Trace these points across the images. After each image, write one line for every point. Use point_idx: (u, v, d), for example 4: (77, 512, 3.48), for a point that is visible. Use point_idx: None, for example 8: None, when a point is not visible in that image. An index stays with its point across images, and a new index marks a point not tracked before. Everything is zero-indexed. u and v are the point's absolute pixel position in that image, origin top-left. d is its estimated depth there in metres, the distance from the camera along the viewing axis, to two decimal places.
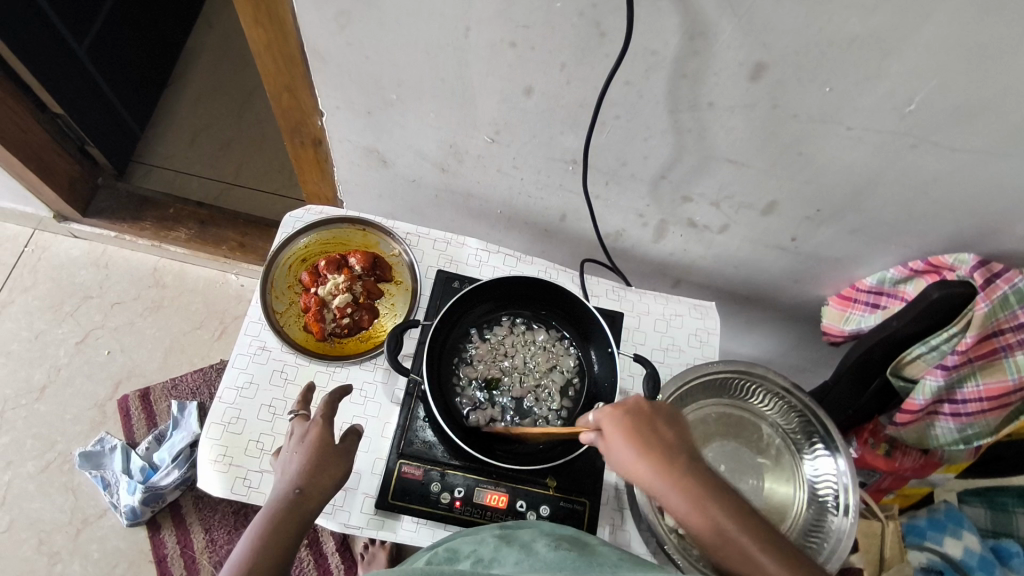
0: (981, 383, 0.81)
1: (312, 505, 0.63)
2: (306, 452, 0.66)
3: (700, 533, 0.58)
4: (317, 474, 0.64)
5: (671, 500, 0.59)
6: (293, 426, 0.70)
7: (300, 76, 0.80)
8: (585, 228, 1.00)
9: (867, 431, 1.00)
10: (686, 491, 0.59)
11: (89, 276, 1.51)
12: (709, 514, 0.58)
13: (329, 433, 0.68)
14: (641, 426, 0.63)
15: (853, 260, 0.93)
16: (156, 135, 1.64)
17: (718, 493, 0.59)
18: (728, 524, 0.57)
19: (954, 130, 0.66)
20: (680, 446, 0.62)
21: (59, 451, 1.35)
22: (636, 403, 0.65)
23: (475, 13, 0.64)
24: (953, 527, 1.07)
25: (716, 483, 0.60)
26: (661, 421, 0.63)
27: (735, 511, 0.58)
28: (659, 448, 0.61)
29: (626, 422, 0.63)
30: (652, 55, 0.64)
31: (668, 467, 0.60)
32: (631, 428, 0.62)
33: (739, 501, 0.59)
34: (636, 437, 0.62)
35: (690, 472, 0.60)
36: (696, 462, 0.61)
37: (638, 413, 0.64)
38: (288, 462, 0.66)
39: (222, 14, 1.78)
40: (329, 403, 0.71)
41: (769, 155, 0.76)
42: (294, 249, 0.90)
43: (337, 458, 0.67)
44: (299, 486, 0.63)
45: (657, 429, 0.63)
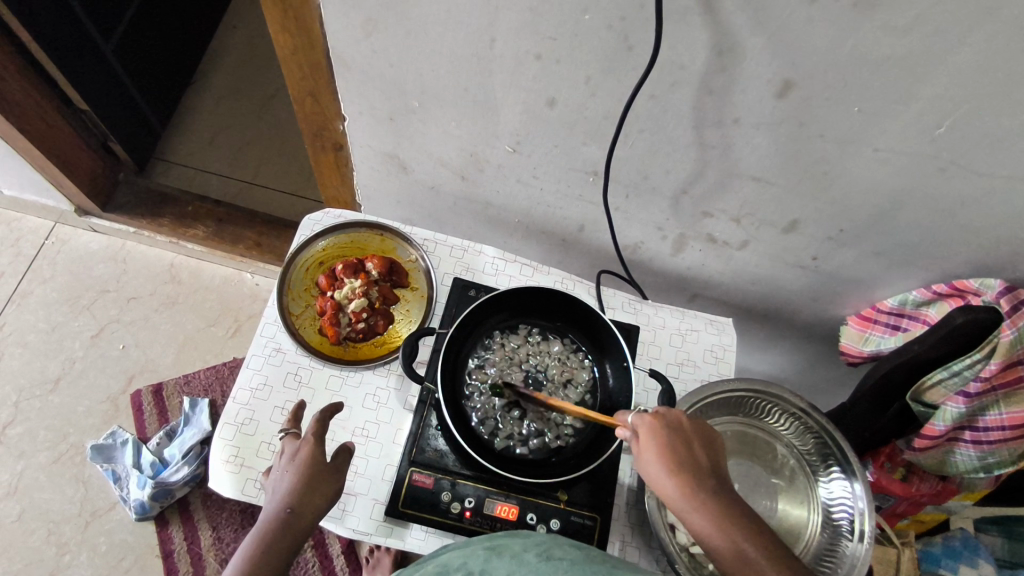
0: (1004, 412, 0.79)
1: (304, 525, 0.63)
2: (296, 472, 0.66)
3: (722, 557, 0.59)
4: (308, 493, 0.65)
5: (694, 519, 0.60)
6: (284, 445, 0.70)
7: (324, 81, 0.80)
8: (603, 240, 0.99)
9: (884, 455, 0.98)
10: (714, 514, 0.60)
11: (106, 270, 1.53)
12: (733, 539, 0.59)
13: (320, 451, 0.68)
14: (677, 442, 0.64)
15: (875, 281, 0.92)
16: (177, 133, 1.66)
17: (743, 521, 0.60)
18: (751, 552, 0.58)
19: (984, 156, 0.65)
20: (711, 470, 0.63)
21: (71, 443, 1.36)
22: (675, 420, 0.66)
23: (502, 24, 0.64)
24: (969, 556, 1.06)
25: (742, 512, 0.61)
26: (696, 441, 0.64)
27: (759, 541, 0.59)
28: (691, 467, 0.62)
29: (663, 435, 0.64)
30: (679, 70, 0.64)
31: (698, 487, 0.61)
32: (667, 444, 0.63)
33: (761, 531, 0.60)
34: (670, 453, 0.63)
35: (719, 496, 0.61)
36: (724, 488, 0.62)
37: (675, 429, 0.65)
38: (278, 481, 0.66)
39: (247, 15, 1.80)
40: (320, 421, 0.70)
41: (793, 174, 0.75)
42: (312, 251, 0.90)
43: (329, 478, 0.67)
44: (289, 507, 0.63)
45: (691, 449, 0.64)
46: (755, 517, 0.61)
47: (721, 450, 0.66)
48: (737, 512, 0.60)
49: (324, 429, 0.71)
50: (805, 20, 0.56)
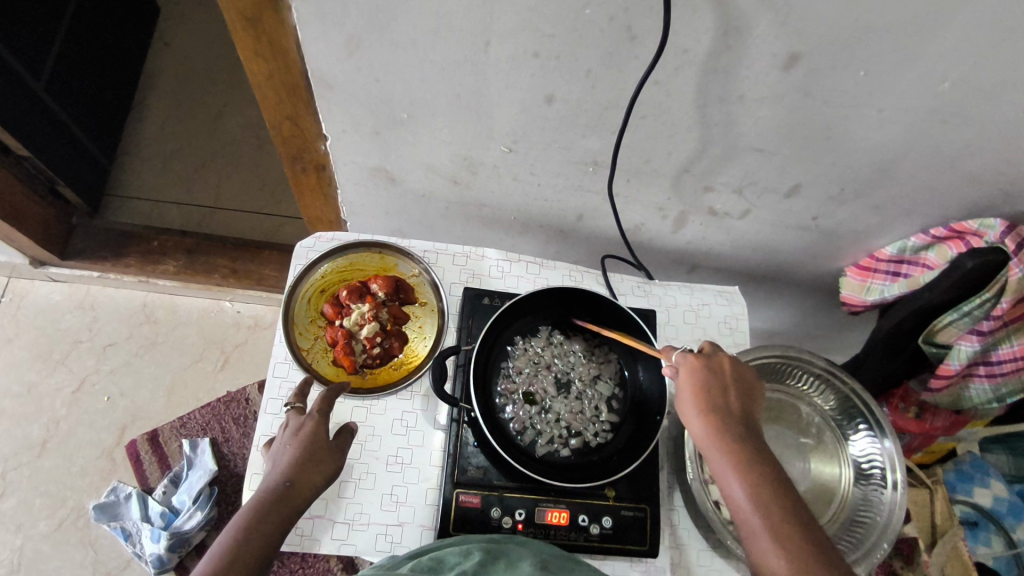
0: (1015, 344, 0.82)
1: (300, 500, 0.62)
2: (298, 445, 0.65)
3: (736, 495, 0.62)
4: (308, 468, 0.64)
5: (714, 457, 0.64)
6: (288, 418, 0.69)
7: (303, 104, 0.76)
8: (603, 226, 0.98)
9: (898, 397, 1.03)
10: (735, 455, 0.63)
11: (75, 320, 1.44)
12: (748, 477, 0.62)
13: (323, 430, 0.68)
14: (713, 388, 0.67)
15: (873, 232, 0.93)
16: (126, 165, 1.56)
17: (762, 465, 0.63)
18: (764, 493, 0.61)
19: (987, 104, 0.65)
20: (742, 418, 0.66)
21: (71, 506, 1.30)
22: (717, 365, 0.69)
23: (496, 27, 0.61)
24: (981, 477, 1.12)
25: (763, 458, 0.64)
26: (734, 389, 0.68)
27: (774, 485, 0.62)
28: (722, 412, 0.66)
29: (702, 379, 0.68)
30: (684, 53, 0.62)
31: (726, 428, 0.65)
32: (703, 388, 0.67)
33: (780, 475, 0.63)
34: (705, 397, 0.67)
35: (743, 441, 0.64)
36: (752, 435, 0.65)
37: (716, 376, 0.68)
38: (280, 454, 0.65)
39: (178, 28, 1.69)
40: (327, 397, 0.70)
41: (796, 141, 0.74)
42: (313, 279, 0.86)
43: (329, 456, 0.66)
44: (288, 479, 0.62)
45: (727, 396, 0.67)
46: (776, 464, 0.64)
47: (758, 401, 0.69)
48: (758, 455, 0.64)
49: (330, 407, 0.70)
50: None
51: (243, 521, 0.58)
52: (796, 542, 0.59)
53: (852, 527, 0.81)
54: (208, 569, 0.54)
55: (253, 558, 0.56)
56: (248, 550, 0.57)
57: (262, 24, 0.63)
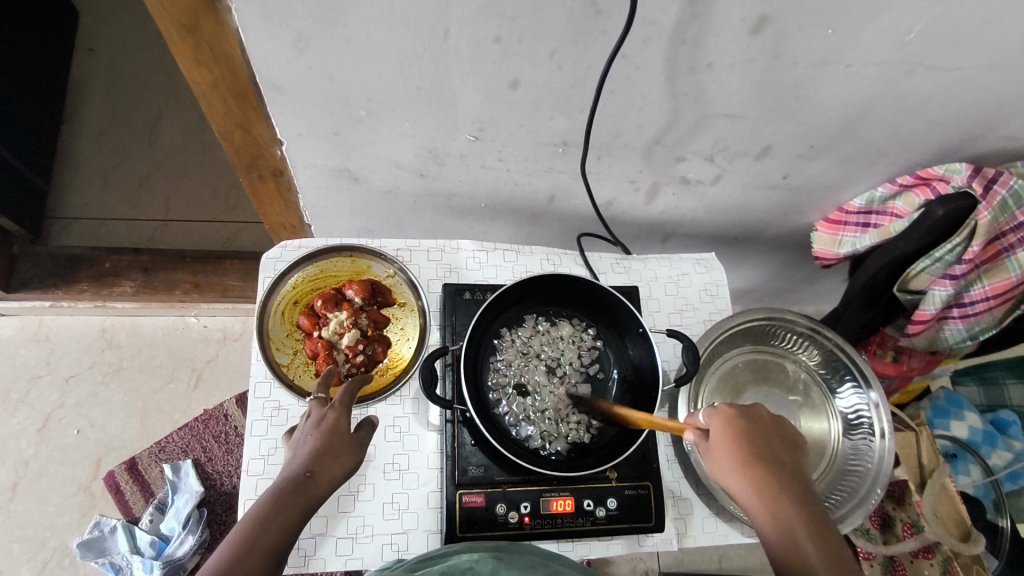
0: (987, 284, 0.84)
1: (319, 492, 0.59)
2: (320, 437, 0.62)
3: (778, 552, 0.56)
4: (327, 459, 0.61)
5: (757, 512, 0.58)
6: (310, 409, 0.67)
7: (253, 109, 0.71)
8: (576, 205, 0.96)
9: (875, 343, 1.06)
10: (776, 504, 0.58)
11: (31, 355, 1.37)
12: (791, 530, 0.56)
13: (345, 422, 0.65)
14: (749, 437, 0.62)
15: (842, 185, 0.94)
16: (64, 184, 1.47)
17: (806, 518, 0.57)
18: (809, 549, 0.55)
19: (950, 51, 0.65)
20: (783, 465, 0.61)
21: (54, 547, 1.25)
22: (752, 416, 0.65)
23: (454, 13, 0.57)
24: (955, 410, 1.14)
25: (807, 507, 0.58)
26: (772, 438, 0.63)
27: (820, 540, 0.55)
28: (761, 460, 0.61)
29: (735, 425, 0.63)
30: (651, 25, 0.60)
31: (767, 476, 0.59)
32: (738, 435, 0.62)
33: (830, 529, 0.56)
34: (740, 444, 0.62)
35: (786, 488, 0.59)
36: (794, 485, 0.60)
37: (752, 423, 0.64)
38: (301, 444, 0.63)
39: (102, 33, 1.59)
40: (348, 391, 0.68)
41: (765, 104, 0.73)
42: (283, 291, 0.82)
43: (350, 448, 0.63)
44: (309, 469, 0.59)
45: (767, 446, 0.62)
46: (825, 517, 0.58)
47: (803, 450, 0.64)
48: (802, 506, 0.58)
49: (352, 400, 0.68)
50: None
51: (266, 506, 0.54)
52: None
53: (845, 478, 0.83)
54: (222, 557, 0.50)
55: (266, 548, 0.52)
56: (265, 539, 0.52)
57: (202, 30, 0.58)
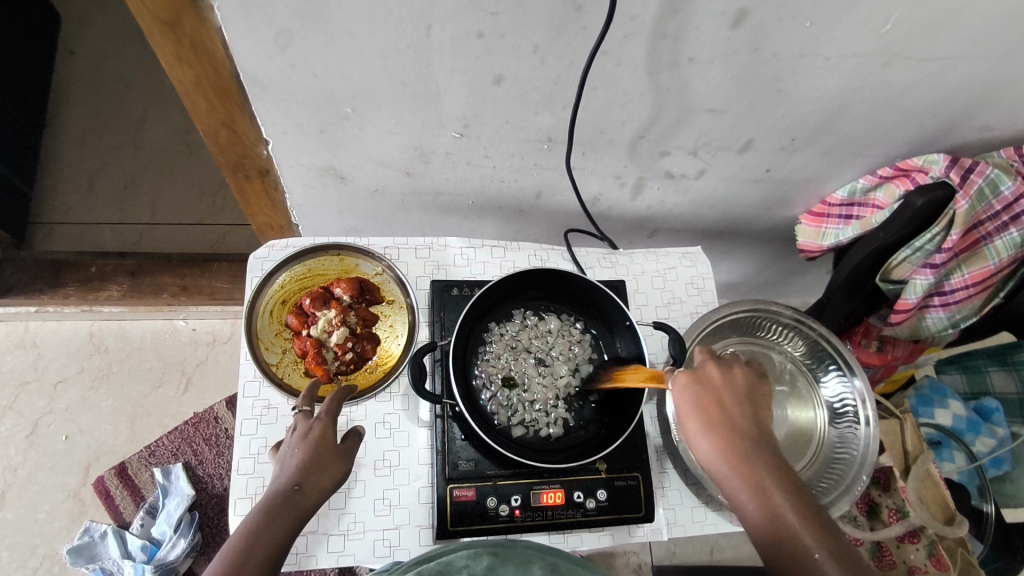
0: (966, 272, 0.85)
1: (309, 504, 0.60)
2: (306, 450, 0.63)
3: (753, 518, 0.58)
4: (315, 472, 0.62)
5: (726, 479, 0.60)
6: (295, 422, 0.67)
7: (237, 107, 0.72)
8: (562, 201, 0.97)
9: (859, 333, 1.07)
10: (745, 470, 0.59)
11: (18, 361, 1.36)
12: (759, 496, 0.58)
13: (331, 433, 0.66)
14: (709, 404, 0.63)
15: (824, 177, 0.95)
16: (49, 189, 1.46)
17: (775, 479, 0.58)
18: (779, 509, 0.57)
19: (926, 41, 0.66)
20: (744, 426, 0.62)
21: (44, 554, 1.24)
22: (712, 379, 0.65)
23: (437, 10, 0.58)
24: (940, 398, 1.15)
25: (773, 468, 0.59)
26: (731, 399, 0.63)
27: (791, 500, 0.57)
28: (725, 427, 0.62)
29: (695, 396, 0.64)
30: (631, 20, 0.60)
31: (730, 443, 0.61)
32: (698, 404, 0.63)
33: (795, 484, 0.59)
34: (701, 413, 0.63)
35: (750, 451, 0.60)
36: (760, 445, 0.61)
37: (710, 388, 0.64)
38: (288, 458, 0.63)
39: (83, 35, 1.58)
40: (334, 401, 0.69)
41: (746, 97, 0.74)
42: (271, 290, 0.83)
43: (337, 459, 0.64)
44: (297, 483, 0.60)
45: (728, 409, 0.63)
46: (790, 474, 0.60)
47: (762, 402, 0.65)
48: (765, 464, 0.59)
49: (338, 410, 0.68)
50: None
51: (255, 519, 0.55)
52: (827, 565, 0.54)
53: (832, 465, 0.84)
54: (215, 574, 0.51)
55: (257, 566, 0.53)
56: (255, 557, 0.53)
57: (183, 26, 0.58)
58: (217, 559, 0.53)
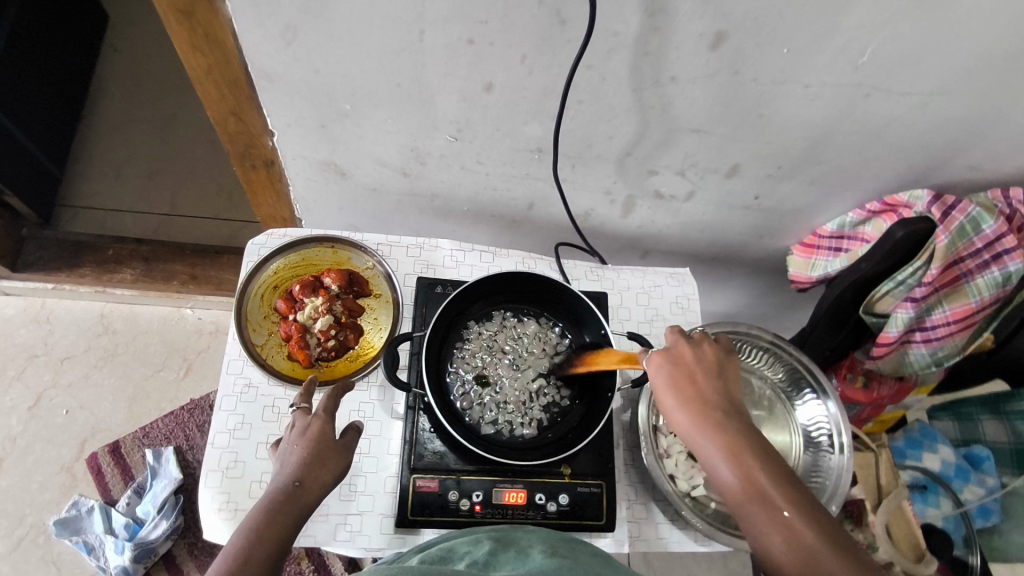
0: (947, 309, 0.85)
1: (309, 500, 0.60)
2: (306, 447, 0.63)
3: (731, 487, 0.60)
4: (314, 467, 0.62)
5: (704, 451, 0.62)
6: (294, 419, 0.67)
7: (246, 99, 0.76)
8: (554, 214, 1.00)
9: (845, 368, 1.06)
10: (722, 442, 0.61)
11: (30, 335, 1.41)
12: (736, 465, 0.60)
13: (330, 429, 0.66)
14: (684, 380, 0.65)
15: (814, 209, 0.96)
16: (79, 174, 1.54)
17: (751, 448, 0.60)
18: (755, 477, 0.59)
19: (905, 76, 0.68)
20: (717, 399, 0.64)
21: (31, 523, 1.27)
22: (684, 356, 0.67)
23: (429, 15, 0.62)
24: (929, 442, 1.14)
25: (747, 437, 0.61)
26: (703, 375, 0.65)
27: (768, 467, 0.59)
28: (700, 401, 0.63)
29: (668, 374, 0.65)
30: (614, 36, 0.64)
31: (705, 416, 0.62)
32: (672, 381, 0.65)
33: (769, 454, 0.61)
34: (676, 389, 0.64)
35: (725, 423, 0.62)
36: (733, 416, 0.63)
37: (683, 365, 0.66)
38: (287, 454, 0.63)
39: (128, 34, 1.67)
40: (331, 397, 0.69)
41: (730, 121, 0.77)
42: (264, 275, 0.86)
43: (337, 454, 0.64)
44: (297, 478, 0.60)
45: (702, 383, 0.65)
46: (764, 443, 0.62)
47: (732, 376, 0.66)
48: (738, 433, 0.61)
49: (336, 406, 0.69)
50: None
51: (258, 517, 0.55)
52: (804, 529, 0.56)
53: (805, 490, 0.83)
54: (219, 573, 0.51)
55: (260, 563, 0.53)
56: (257, 556, 0.53)
57: (197, 16, 0.63)
58: (221, 557, 0.53)
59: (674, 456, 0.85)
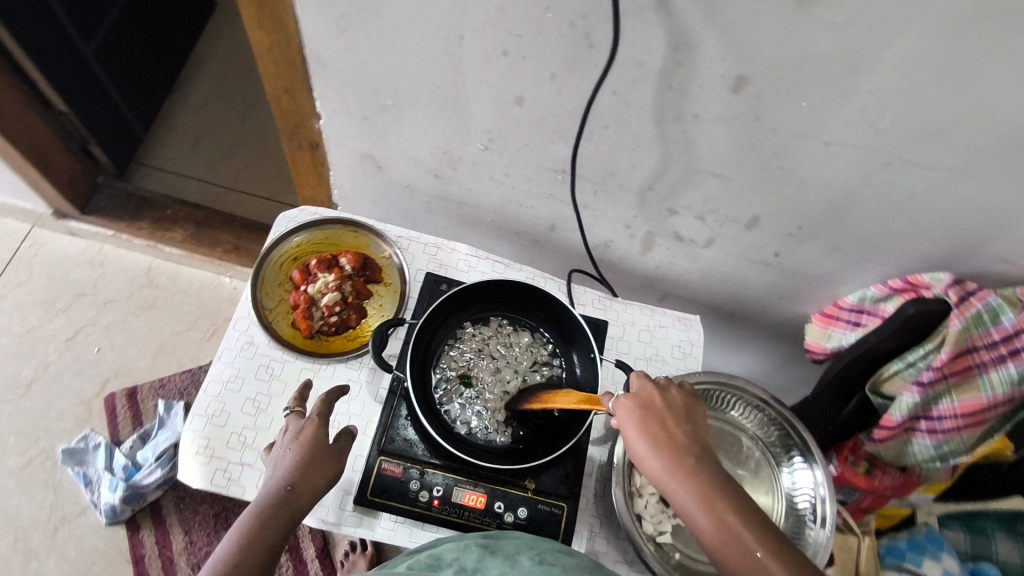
0: (956, 401, 0.81)
1: (303, 503, 0.62)
2: (299, 451, 0.65)
3: (708, 535, 0.58)
4: (308, 471, 0.64)
5: (679, 497, 0.60)
6: (287, 422, 0.70)
7: (300, 79, 0.83)
8: (574, 239, 1.02)
9: (847, 448, 1.02)
10: (696, 487, 0.60)
11: (83, 274, 1.52)
12: (711, 511, 0.58)
13: (323, 433, 0.68)
14: (653, 423, 0.64)
15: (835, 278, 0.95)
16: (159, 139, 1.67)
17: (725, 493, 0.59)
18: (731, 523, 0.58)
19: (929, 149, 0.68)
20: (688, 443, 0.63)
21: (42, 447, 1.35)
22: (649, 400, 0.66)
23: (469, 22, 0.67)
24: (932, 549, 1.04)
25: (722, 481, 0.60)
26: (672, 418, 0.64)
27: (742, 511, 0.58)
28: (672, 445, 0.62)
29: (637, 418, 0.64)
30: (639, 66, 0.66)
31: (677, 461, 0.61)
32: (642, 425, 0.64)
33: (743, 499, 0.60)
34: (647, 433, 0.63)
35: (699, 467, 0.61)
36: (706, 461, 0.62)
37: (651, 409, 0.65)
38: (280, 458, 0.65)
39: (231, 24, 1.83)
40: (325, 401, 0.71)
41: (750, 169, 0.78)
42: (287, 247, 0.92)
43: (330, 459, 0.66)
44: (290, 482, 0.63)
45: (671, 427, 0.64)
46: (740, 489, 0.60)
47: (702, 421, 0.66)
48: (712, 478, 0.60)
49: (330, 409, 0.71)
50: (755, 16, 0.58)
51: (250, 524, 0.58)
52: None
53: None
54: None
55: (256, 564, 0.56)
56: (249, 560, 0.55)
57: None
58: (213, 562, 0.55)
59: (645, 496, 0.82)
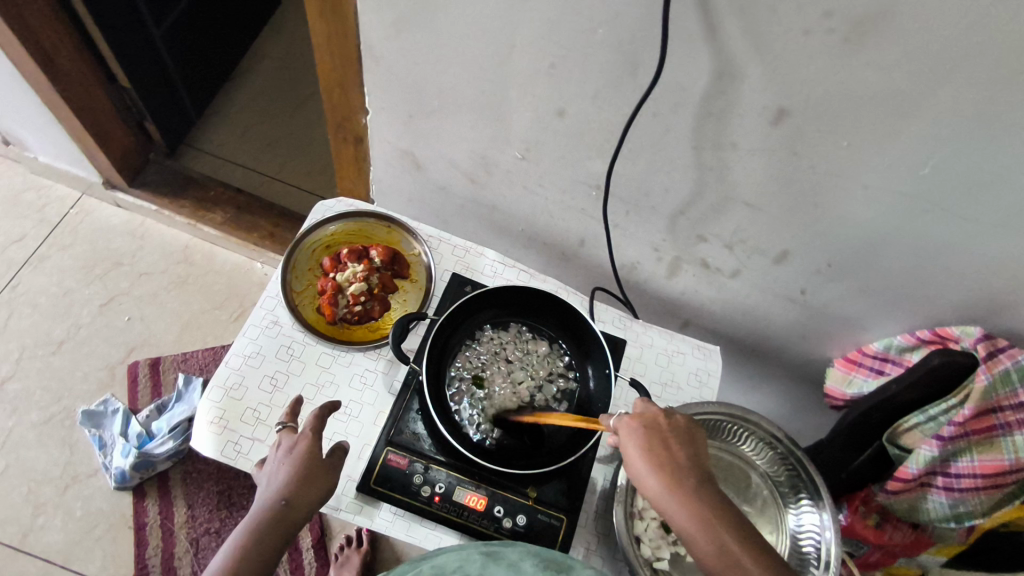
0: (976, 459, 0.79)
1: (297, 517, 0.64)
2: (293, 464, 0.66)
3: (707, 559, 0.58)
4: (302, 487, 0.65)
5: (679, 520, 0.60)
6: (281, 437, 0.69)
7: (353, 74, 0.86)
8: (601, 257, 1.03)
9: (858, 499, 0.98)
10: (698, 511, 0.59)
11: (123, 244, 1.58)
12: (713, 537, 0.58)
13: (317, 447, 0.68)
14: (656, 444, 0.64)
15: (862, 322, 0.93)
16: (212, 124, 1.73)
17: (727, 519, 0.59)
18: (732, 550, 0.58)
19: (967, 199, 0.67)
20: (692, 466, 0.62)
21: (64, 406, 1.39)
22: (653, 421, 0.66)
23: (520, 33, 0.69)
24: None
25: (724, 508, 0.60)
26: (677, 441, 0.64)
27: (743, 538, 0.58)
28: (675, 467, 0.62)
29: (641, 438, 0.64)
30: (681, 89, 0.68)
31: (680, 484, 0.61)
32: (646, 445, 0.63)
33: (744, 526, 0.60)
34: (650, 453, 0.63)
35: (701, 492, 0.61)
36: (709, 486, 0.61)
37: (655, 430, 0.65)
38: (274, 473, 0.66)
39: (293, 22, 1.90)
40: (319, 416, 0.70)
41: (783, 203, 0.78)
42: (321, 234, 0.94)
43: (325, 475, 0.67)
44: (284, 498, 0.64)
45: (674, 450, 0.63)
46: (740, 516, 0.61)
47: (704, 446, 0.65)
48: (715, 504, 0.60)
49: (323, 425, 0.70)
50: (800, 50, 0.59)
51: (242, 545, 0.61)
52: None
53: None
54: None
55: None
56: None
57: None
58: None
59: (647, 518, 0.81)
